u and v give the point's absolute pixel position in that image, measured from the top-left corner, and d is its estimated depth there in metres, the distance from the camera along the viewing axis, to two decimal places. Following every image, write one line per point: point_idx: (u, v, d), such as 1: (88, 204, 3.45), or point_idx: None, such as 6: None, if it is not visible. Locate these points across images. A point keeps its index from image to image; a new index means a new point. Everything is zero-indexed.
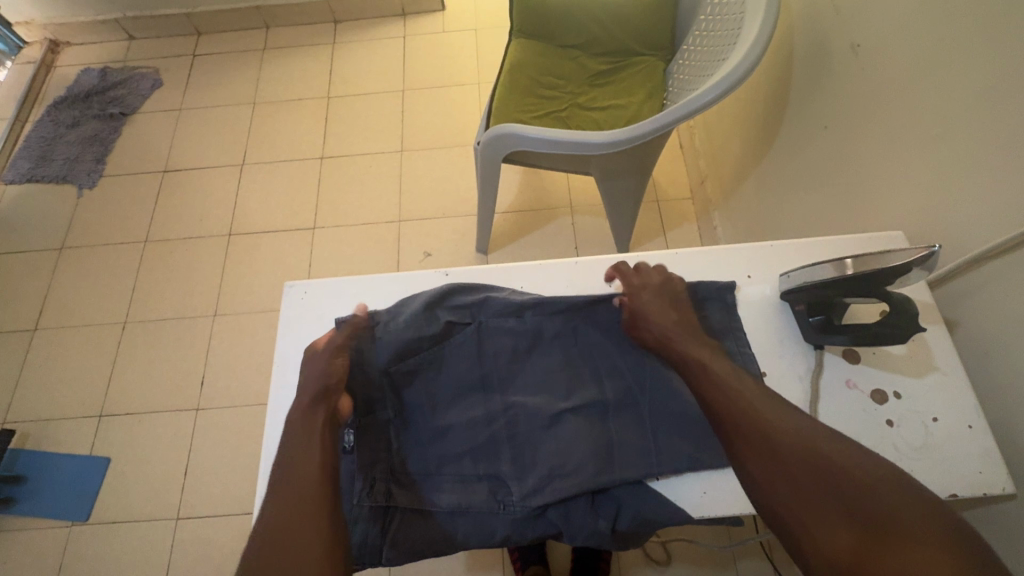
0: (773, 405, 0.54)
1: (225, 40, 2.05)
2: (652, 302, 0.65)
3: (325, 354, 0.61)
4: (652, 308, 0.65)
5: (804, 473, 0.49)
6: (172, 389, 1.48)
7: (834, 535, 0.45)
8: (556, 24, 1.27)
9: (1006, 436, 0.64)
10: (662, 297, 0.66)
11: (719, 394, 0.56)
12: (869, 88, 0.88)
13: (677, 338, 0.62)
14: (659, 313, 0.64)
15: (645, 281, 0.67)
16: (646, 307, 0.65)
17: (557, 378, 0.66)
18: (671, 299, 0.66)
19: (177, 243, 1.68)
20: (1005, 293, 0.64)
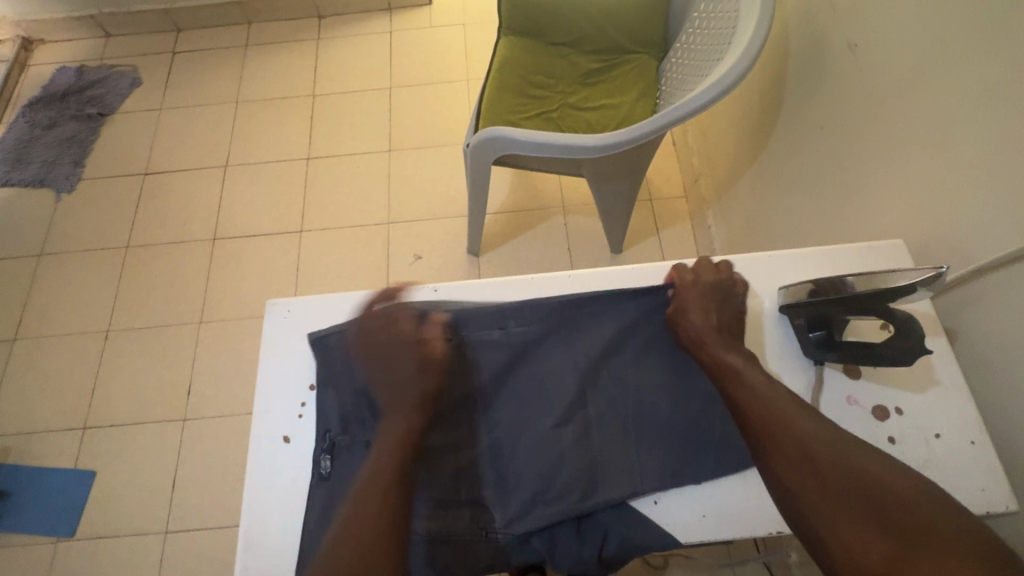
0: (807, 413, 0.55)
1: (206, 36, 1.99)
2: (699, 302, 0.64)
3: (391, 338, 0.63)
4: (698, 307, 0.64)
5: (836, 477, 0.50)
6: (158, 399, 1.45)
7: (867, 541, 0.46)
8: (545, 20, 1.24)
9: (1006, 448, 0.63)
10: (711, 297, 0.65)
11: (754, 400, 0.57)
12: (868, 90, 0.85)
13: (711, 343, 0.61)
14: (702, 312, 0.63)
15: (696, 278, 0.66)
16: (694, 305, 0.64)
17: (548, 390, 0.63)
18: (720, 300, 0.65)
19: (161, 248, 1.64)
20: (1007, 304, 0.62)
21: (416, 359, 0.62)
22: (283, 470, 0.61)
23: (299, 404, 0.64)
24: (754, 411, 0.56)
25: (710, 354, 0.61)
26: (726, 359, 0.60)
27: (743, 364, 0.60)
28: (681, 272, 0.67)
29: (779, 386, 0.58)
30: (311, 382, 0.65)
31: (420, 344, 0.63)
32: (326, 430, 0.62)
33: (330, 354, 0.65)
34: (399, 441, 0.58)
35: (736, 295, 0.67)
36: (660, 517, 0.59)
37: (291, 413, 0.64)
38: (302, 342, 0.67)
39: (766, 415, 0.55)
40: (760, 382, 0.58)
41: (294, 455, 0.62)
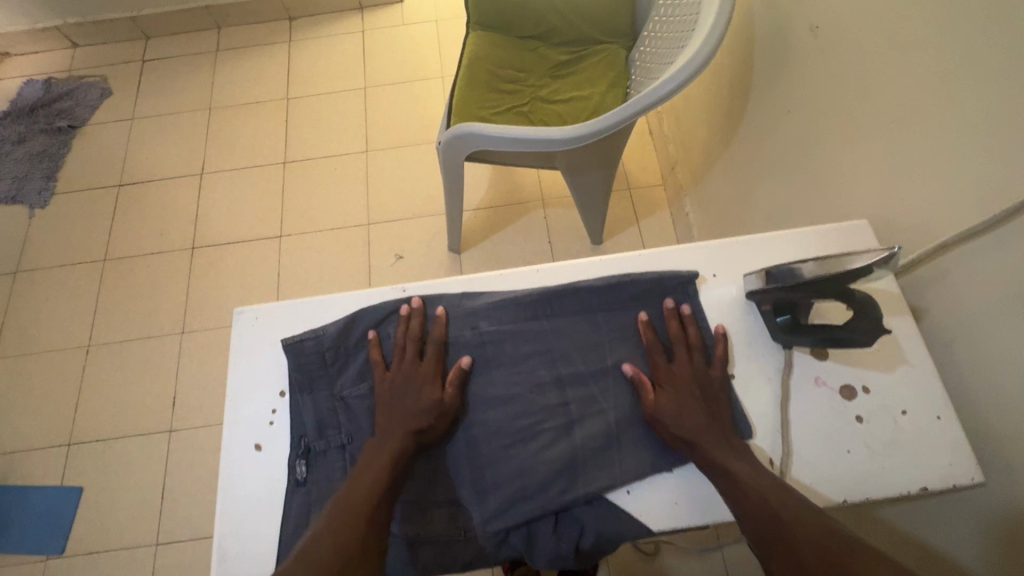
0: (797, 499, 0.52)
1: (176, 43, 1.96)
2: (680, 397, 0.60)
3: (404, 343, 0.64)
4: (682, 404, 0.60)
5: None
6: (143, 412, 1.44)
7: None
8: (513, 14, 1.23)
9: (973, 422, 0.64)
10: (692, 388, 0.61)
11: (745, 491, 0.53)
12: (830, 71, 0.86)
13: (700, 442, 0.57)
14: (686, 405, 0.59)
15: (679, 372, 0.62)
16: (673, 398, 0.60)
17: (525, 394, 0.63)
18: (703, 389, 0.61)
19: (138, 259, 1.62)
20: (970, 280, 0.63)
21: (430, 368, 0.62)
22: (256, 475, 0.61)
23: (270, 411, 0.64)
24: (745, 507, 0.53)
25: (699, 447, 0.57)
26: (714, 453, 0.56)
27: (732, 457, 0.56)
28: (655, 370, 0.63)
29: (763, 471, 0.55)
30: (282, 388, 0.65)
31: (437, 351, 0.63)
32: (299, 436, 0.62)
33: (302, 360, 0.63)
34: (400, 444, 0.57)
35: (721, 379, 0.62)
36: (634, 507, 0.59)
37: (263, 420, 0.63)
38: (272, 348, 0.67)
39: (757, 504, 0.52)
40: (746, 469, 0.55)
41: (267, 462, 0.62)
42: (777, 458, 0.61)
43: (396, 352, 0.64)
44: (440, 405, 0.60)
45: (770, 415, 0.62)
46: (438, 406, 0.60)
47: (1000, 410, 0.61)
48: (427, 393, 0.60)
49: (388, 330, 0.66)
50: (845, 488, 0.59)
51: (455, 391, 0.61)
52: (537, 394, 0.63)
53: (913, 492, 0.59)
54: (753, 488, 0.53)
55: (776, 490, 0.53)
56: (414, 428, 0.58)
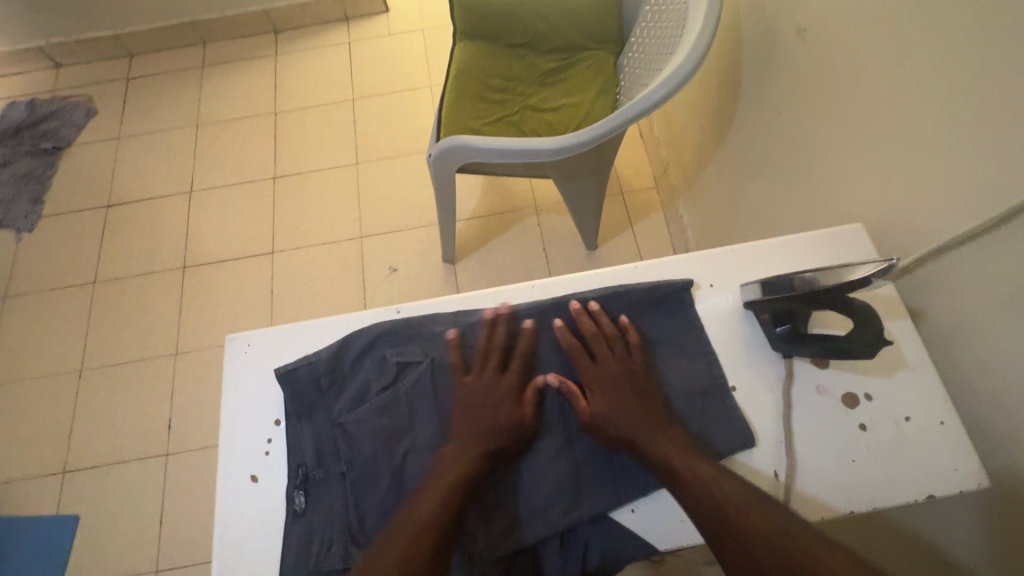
0: (740, 489, 0.52)
1: (160, 60, 1.94)
2: (608, 395, 0.60)
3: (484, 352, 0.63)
4: (612, 404, 0.59)
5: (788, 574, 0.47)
6: (139, 435, 1.42)
7: None
8: (499, 23, 1.22)
9: (976, 426, 0.64)
10: (619, 384, 0.61)
11: (691, 491, 0.53)
12: (819, 73, 0.85)
13: (637, 439, 0.57)
14: (617, 405, 0.59)
15: (602, 372, 0.62)
16: (605, 401, 0.60)
17: (568, 405, 0.63)
18: (634, 384, 0.61)
19: (129, 280, 1.60)
20: (968, 283, 0.63)
21: (513, 379, 0.62)
22: (252, 507, 0.60)
23: (266, 439, 0.62)
24: (694, 505, 0.53)
25: (637, 442, 0.57)
26: (656, 446, 0.56)
27: (672, 447, 0.56)
28: (580, 371, 0.62)
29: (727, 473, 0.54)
30: (276, 417, 0.63)
31: (521, 364, 0.63)
32: (297, 465, 0.60)
33: (298, 388, 0.62)
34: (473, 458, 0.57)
35: (644, 369, 0.62)
36: (639, 525, 0.58)
37: (258, 450, 0.62)
38: (264, 376, 0.65)
39: (707, 500, 0.52)
40: (693, 467, 0.54)
41: (264, 494, 0.60)
42: (782, 470, 0.60)
43: (478, 359, 0.63)
44: (521, 422, 0.60)
45: (773, 427, 0.61)
46: (520, 422, 0.60)
47: (1002, 412, 0.60)
48: (510, 406, 0.60)
49: (472, 337, 0.65)
50: (851, 499, 0.58)
51: (533, 408, 0.61)
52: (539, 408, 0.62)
53: (920, 500, 0.58)
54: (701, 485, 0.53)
55: (724, 485, 0.53)
56: (492, 441, 0.58)
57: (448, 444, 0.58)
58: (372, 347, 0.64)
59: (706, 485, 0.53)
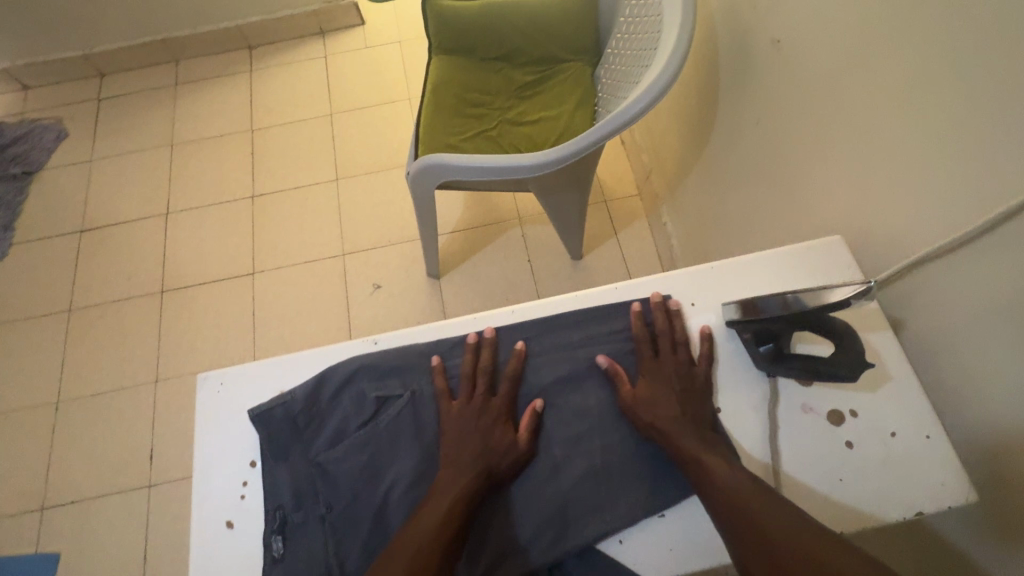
0: (759, 490, 0.52)
1: (133, 79, 1.91)
2: (656, 388, 0.61)
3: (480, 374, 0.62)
4: (658, 394, 0.60)
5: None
6: (120, 467, 1.38)
7: None
8: (474, 37, 1.21)
9: (962, 438, 0.63)
10: (673, 379, 0.61)
11: (717, 491, 0.53)
12: (795, 84, 0.85)
13: (674, 432, 0.57)
14: (657, 397, 0.60)
15: (663, 363, 0.62)
16: (649, 390, 0.61)
17: (562, 426, 0.61)
18: (686, 385, 0.61)
19: (106, 306, 1.56)
20: (949, 295, 0.63)
21: (503, 403, 0.61)
22: (230, 556, 0.58)
23: (241, 483, 0.60)
24: (720, 505, 0.52)
25: (670, 436, 0.57)
26: (684, 446, 0.57)
27: (702, 448, 0.56)
28: (642, 358, 0.63)
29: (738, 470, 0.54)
30: (252, 458, 0.61)
31: (510, 388, 0.62)
32: (275, 509, 0.58)
33: (272, 429, 0.60)
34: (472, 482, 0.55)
35: (705, 375, 0.62)
36: (628, 556, 0.56)
37: (234, 494, 0.60)
38: (238, 417, 0.63)
39: (728, 497, 0.52)
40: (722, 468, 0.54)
41: (241, 540, 0.58)
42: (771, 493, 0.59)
43: (465, 384, 0.62)
44: (515, 448, 0.58)
45: (760, 448, 0.61)
46: (513, 447, 0.58)
47: (988, 425, 0.60)
48: (500, 431, 0.59)
49: (454, 361, 0.64)
50: (841, 520, 0.57)
51: (530, 436, 0.59)
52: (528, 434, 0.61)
53: (909, 517, 0.58)
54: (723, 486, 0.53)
55: (752, 490, 0.52)
56: (483, 466, 0.56)
57: (441, 468, 0.57)
58: (348, 383, 0.61)
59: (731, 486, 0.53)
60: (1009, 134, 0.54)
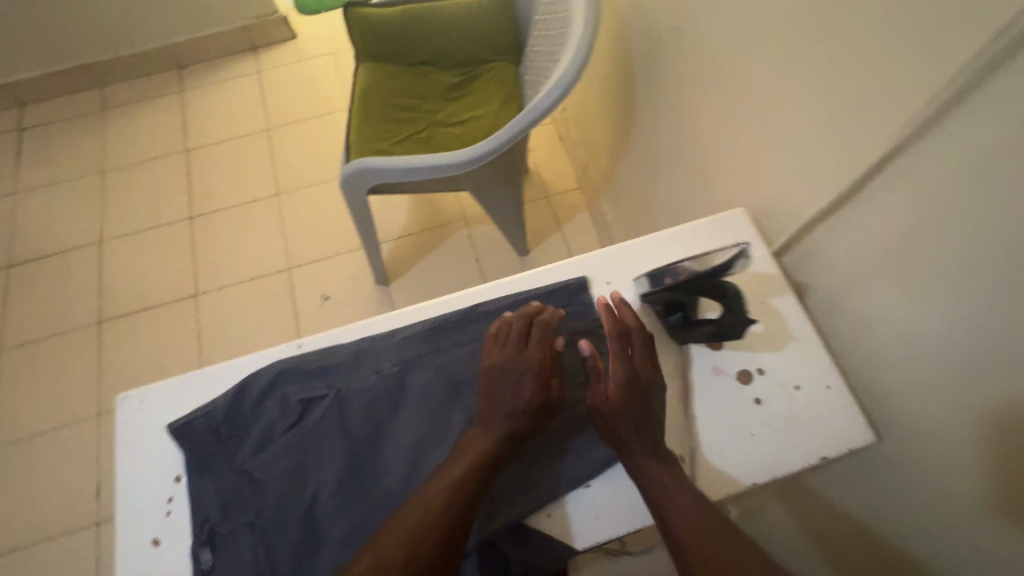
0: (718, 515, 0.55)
1: (56, 107, 1.84)
2: (629, 399, 0.59)
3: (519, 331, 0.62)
4: (629, 408, 0.59)
5: None
6: (64, 508, 1.32)
7: None
8: (398, 43, 1.22)
9: (864, 385, 0.68)
10: (638, 391, 0.60)
11: (685, 530, 0.54)
12: (695, 69, 0.89)
13: (637, 449, 0.58)
14: (627, 408, 0.59)
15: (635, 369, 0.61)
16: (621, 397, 0.59)
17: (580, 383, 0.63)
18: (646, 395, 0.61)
19: (40, 343, 1.50)
20: (839, 254, 0.67)
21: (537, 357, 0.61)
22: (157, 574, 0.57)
23: (167, 499, 0.60)
24: (683, 530, 0.54)
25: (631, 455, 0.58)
26: (652, 471, 0.57)
27: (663, 471, 0.57)
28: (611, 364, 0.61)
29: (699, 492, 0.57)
30: (177, 473, 0.61)
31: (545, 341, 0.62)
32: (202, 521, 0.58)
33: (195, 441, 0.60)
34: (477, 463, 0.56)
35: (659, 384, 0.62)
36: (557, 529, 0.59)
37: (159, 511, 0.59)
38: (159, 433, 0.62)
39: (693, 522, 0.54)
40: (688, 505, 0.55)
41: (169, 556, 0.57)
42: (687, 453, 0.62)
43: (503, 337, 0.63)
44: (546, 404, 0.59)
45: (677, 412, 0.64)
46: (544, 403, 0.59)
47: (882, 370, 0.65)
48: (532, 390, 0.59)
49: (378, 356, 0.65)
50: (754, 472, 0.61)
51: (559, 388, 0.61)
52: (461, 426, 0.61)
53: (815, 463, 0.61)
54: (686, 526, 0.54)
55: (718, 530, 0.53)
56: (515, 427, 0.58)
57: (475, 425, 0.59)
58: (273, 388, 0.62)
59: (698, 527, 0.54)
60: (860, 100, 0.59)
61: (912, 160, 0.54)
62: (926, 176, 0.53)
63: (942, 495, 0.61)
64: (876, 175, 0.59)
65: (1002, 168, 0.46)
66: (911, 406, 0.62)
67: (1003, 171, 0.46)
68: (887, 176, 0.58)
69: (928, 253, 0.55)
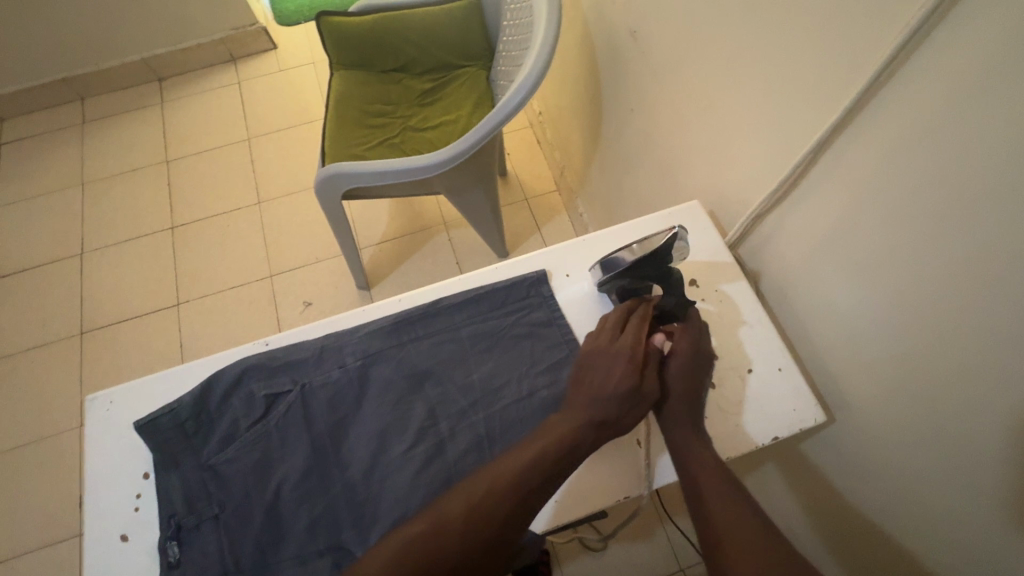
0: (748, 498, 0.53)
1: (35, 121, 1.85)
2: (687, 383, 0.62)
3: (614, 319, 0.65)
4: (683, 386, 0.62)
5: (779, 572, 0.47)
6: (45, 519, 1.32)
7: None
8: (370, 50, 1.24)
9: (819, 367, 0.70)
10: (695, 379, 0.63)
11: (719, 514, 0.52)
12: (654, 68, 0.92)
13: (686, 429, 0.60)
14: (683, 386, 0.62)
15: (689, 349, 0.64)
16: (682, 373, 0.62)
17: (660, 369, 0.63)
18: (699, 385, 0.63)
19: (20, 355, 1.50)
20: (788, 242, 0.70)
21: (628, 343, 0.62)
22: (124, 568, 0.58)
23: (135, 495, 0.61)
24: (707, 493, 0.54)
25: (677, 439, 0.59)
26: (694, 452, 0.58)
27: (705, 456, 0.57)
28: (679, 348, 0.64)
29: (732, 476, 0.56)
30: (145, 470, 0.62)
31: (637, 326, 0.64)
32: (169, 516, 0.59)
33: (161, 437, 0.61)
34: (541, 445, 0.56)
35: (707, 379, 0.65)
36: None
37: (127, 507, 0.60)
38: (127, 432, 0.64)
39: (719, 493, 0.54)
40: (730, 511, 0.52)
41: (137, 551, 0.58)
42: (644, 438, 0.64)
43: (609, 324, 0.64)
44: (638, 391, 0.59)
45: None
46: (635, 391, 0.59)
47: (832, 351, 0.67)
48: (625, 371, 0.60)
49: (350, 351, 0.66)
50: None
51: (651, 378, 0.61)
52: (425, 417, 0.63)
53: (769, 443, 0.64)
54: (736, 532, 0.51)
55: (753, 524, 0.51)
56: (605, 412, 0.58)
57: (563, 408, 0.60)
58: (238, 386, 0.63)
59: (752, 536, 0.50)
60: (795, 94, 0.62)
61: (847, 144, 0.57)
62: (860, 159, 0.56)
63: (897, 473, 0.63)
64: (816, 161, 0.62)
65: (922, 147, 0.49)
66: (862, 385, 0.64)
67: (922, 150, 0.49)
68: (824, 163, 0.61)
69: (866, 234, 0.58)
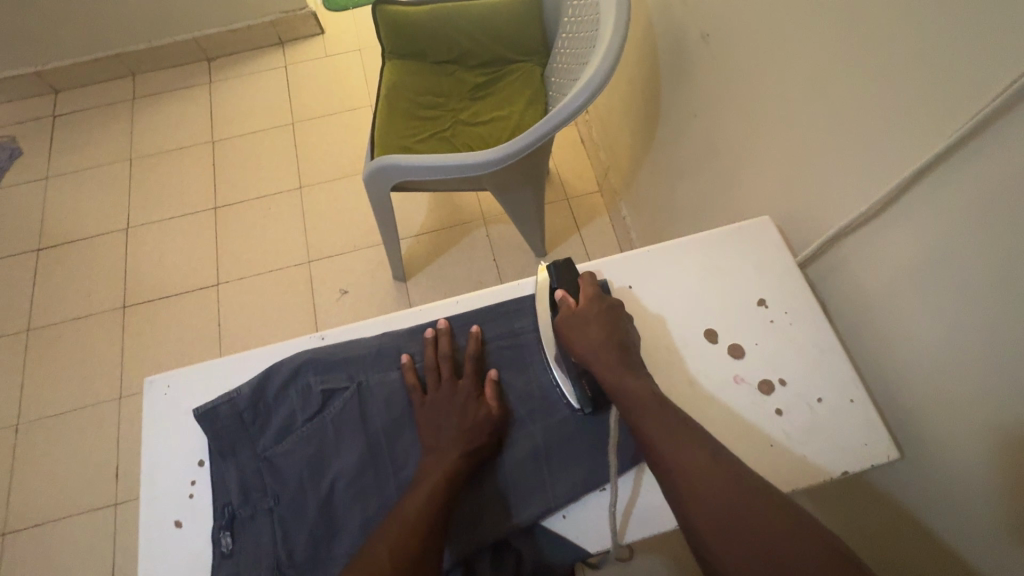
0: (666, 409, 0.57)
1: (88, 95, 1.89)
2: (592, 334, 0.63)
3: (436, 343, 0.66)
4: (590, 338, 0.63)
5: (701, 462, 0.53)
6: (84, 486, 1.35)
7: (702, 522, 0.50)
8: (424, 41, 1.23)
9: (890, 402, 0.66)
10: (609, 328, 0.64)
11: (650, 428, 0.56)
12: (723, 76, 0.89)
13: (615, 377, 0.60)
14: (599, 341, 0.63)
15: (592, 301, 0.66)
16: (592, 326, 0.64)
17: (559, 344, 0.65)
18: (613, 333, 0.63)
19: (66, 325, 1.54)
20: (866, 267, 0.66)
21: (470, 385, 0.63)
22: (178, 554, 0.58)
23: (190, 482, 0.61)
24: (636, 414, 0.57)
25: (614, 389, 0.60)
26: (632, 388, 0.59)
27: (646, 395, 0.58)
28: (581, 306, 0.65)
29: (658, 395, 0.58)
30: (201, 457, 0.62)
31: (473, 366, 0.64)
32: (223, 504, 0.59)
33: (219, 426, 0.61)
34: (452, 460, 0.57)
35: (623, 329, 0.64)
36: (571, 531, 0.59)
37: (182, 492, 0.60)
38: (186, 417, 0.64)
39: (645, 407, 0.57)
40: (659, 430, 0.55)
41: (190, 537, 0.59)
42: None
43: (431, 374, 0.64)
44: (490, 419, 0.61)
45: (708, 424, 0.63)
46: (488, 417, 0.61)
47: (907, 386, 0.64)
48: (474, 407, 0.62)
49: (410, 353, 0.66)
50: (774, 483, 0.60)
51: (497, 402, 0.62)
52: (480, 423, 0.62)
53: (837, 477, 0.61)
54: (696, 475, 0.52)
55: (681, 428, 0.55)
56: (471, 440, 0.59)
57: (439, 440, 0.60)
58: (295, 380, 0.62)
59: (712, 483, 0.52)
60: (887, 117, 0.58)
61: (950, 173, 0.53)
62: (962, 193, 0.52)
63: (961, 512, 0.59)
64: (911, 188, 0.57)
65: None
66: (938, 424, 0.60)
67: None
68: (918, 192, 0.57)
69: (959, 269, 0.54)
